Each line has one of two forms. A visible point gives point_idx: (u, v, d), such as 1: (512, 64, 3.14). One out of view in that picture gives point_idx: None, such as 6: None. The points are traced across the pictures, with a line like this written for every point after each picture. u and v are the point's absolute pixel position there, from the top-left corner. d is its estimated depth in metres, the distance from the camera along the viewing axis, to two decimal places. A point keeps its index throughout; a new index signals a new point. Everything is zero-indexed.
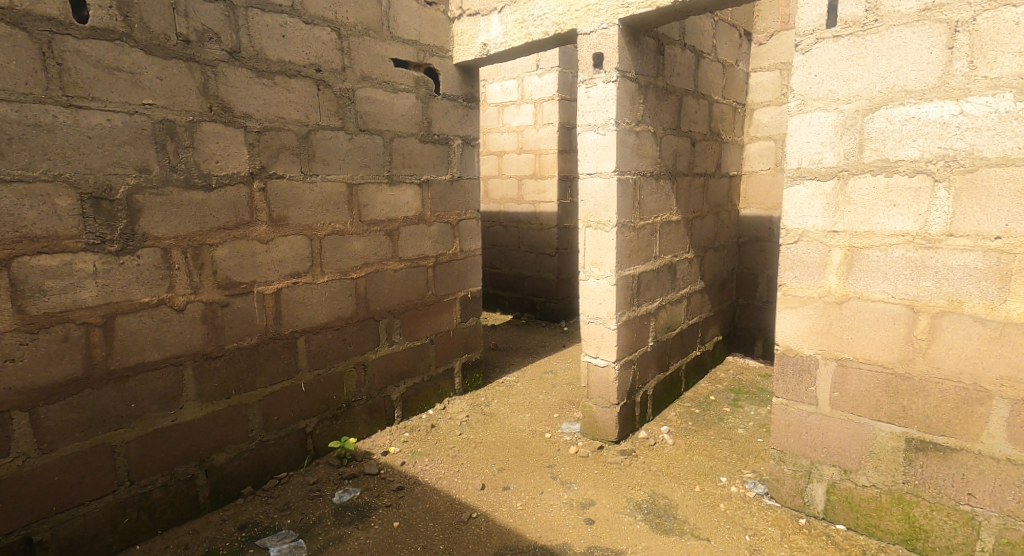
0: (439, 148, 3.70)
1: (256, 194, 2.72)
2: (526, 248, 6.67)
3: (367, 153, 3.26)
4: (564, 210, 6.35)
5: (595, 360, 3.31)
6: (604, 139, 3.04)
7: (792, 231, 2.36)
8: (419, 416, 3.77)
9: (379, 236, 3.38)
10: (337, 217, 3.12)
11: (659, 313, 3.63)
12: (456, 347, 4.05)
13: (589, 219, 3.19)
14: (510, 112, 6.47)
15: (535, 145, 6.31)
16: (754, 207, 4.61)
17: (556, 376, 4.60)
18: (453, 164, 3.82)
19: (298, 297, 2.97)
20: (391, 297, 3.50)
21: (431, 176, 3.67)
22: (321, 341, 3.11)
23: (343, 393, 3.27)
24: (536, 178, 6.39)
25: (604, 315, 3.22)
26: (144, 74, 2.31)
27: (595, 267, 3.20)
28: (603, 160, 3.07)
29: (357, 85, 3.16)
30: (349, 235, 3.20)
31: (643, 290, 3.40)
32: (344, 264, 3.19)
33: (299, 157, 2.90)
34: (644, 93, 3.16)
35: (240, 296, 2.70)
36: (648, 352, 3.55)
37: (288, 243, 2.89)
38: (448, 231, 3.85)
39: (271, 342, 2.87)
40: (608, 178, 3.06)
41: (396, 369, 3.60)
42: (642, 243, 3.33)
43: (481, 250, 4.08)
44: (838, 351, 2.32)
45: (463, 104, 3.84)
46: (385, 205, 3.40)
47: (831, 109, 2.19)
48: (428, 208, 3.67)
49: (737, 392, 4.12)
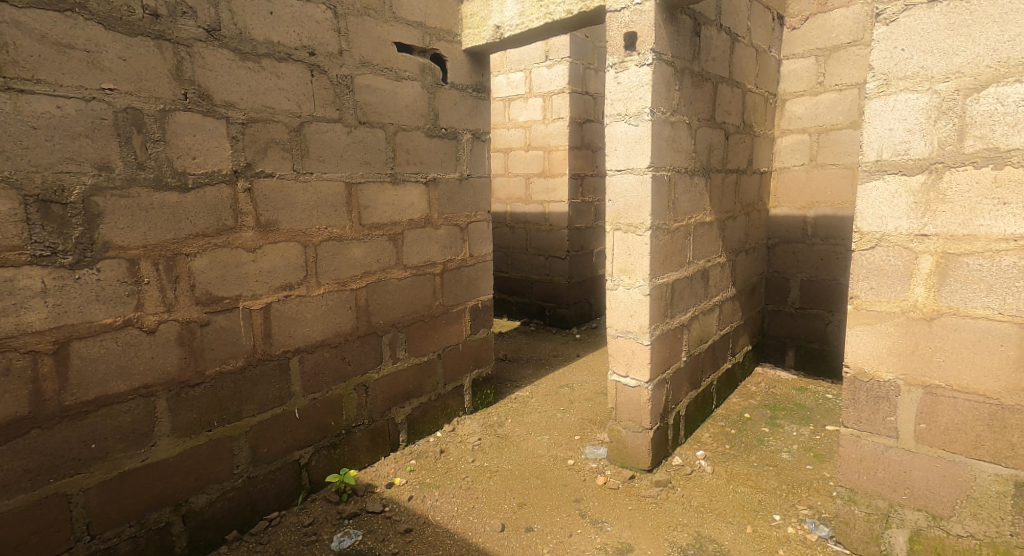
0: (446, 143, 3.40)
1: (241, 196, 2.37)
2: (534, 251, 6.32)
3: (367, 149, 2.93)
4: (576, 210, 6.01)
5: (624, 380, 2.97)
6: (637, 131, 2.70)
7: (867, 234, 2.01)
8: (425, 439, 3.42)
9: (381, 241, 3.06)
10: (334, 221, 2.79)
11: (691, 325, 3.29)
12: (465, 361, 3.73)
13: (618, 221, 2.85)
14: (516, 107, 6.12)
15: (544, 141, 5.96)
16: (785, 206, 4.25)
17: (572, 391, 4.25)
18: (462, 161, 3.50)
19: (291, 312, 2.63)
20: (395, 308, 3.18)
21: (437, 174, 3.36)
22: (317, 360, 2.77)
23: (342, 417, 2.94)
24: (545, 176, 6.04)
25: (636, 329, 2.87)
26: (103, 54, 1.95)
27: (625, 275, 2.86)
28: (635, 154, 2.73)
29: (356, 71, 2.81)
30: (347, 241, 2.87)
31: (676, 299, 3.06)
32: (342, 274, 2.86)
33: (290, 153, 2.55)
34: (679, 78, 2.82)
35: (223, 313, 2.35)
36: (681, 368, 3.21)
37: (278, 251, 2.54)
38: (456, 234, 3.53)
39: (261, 364, 2.52)
40: (641, 175, 2.72)
41: (401, 388, 3.27)
42: (675, 248, 2.99)
43: (491, 255, 3.77)
44: (925, 377, 1.97)
45: (473, 94, 3.54)
46: (388, 206, 3.08)
47: (921, 89, 1.85)
48: (434, 209, 3.37)
49: (774, 408, 3.77)
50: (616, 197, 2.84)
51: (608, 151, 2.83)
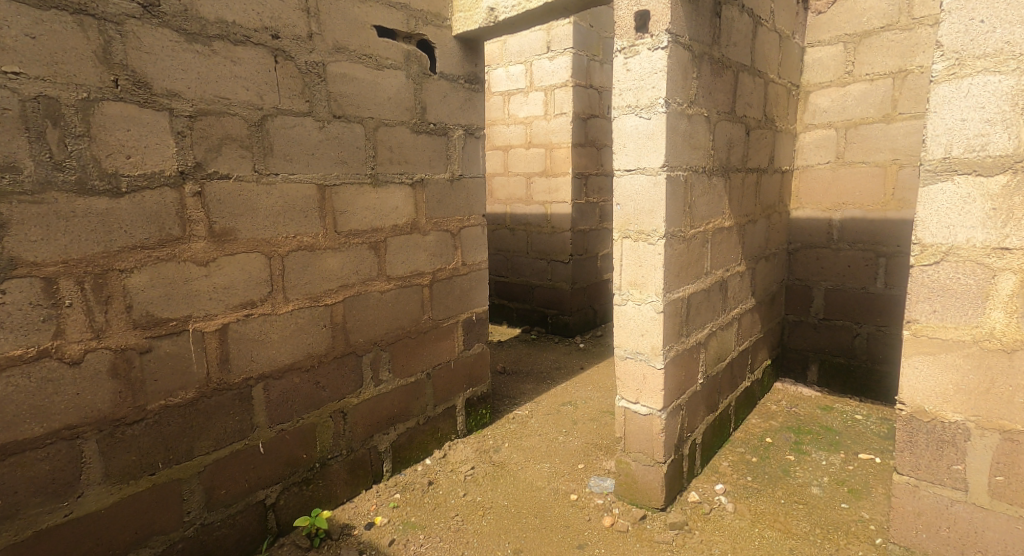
0: (435, 140, 3.08)
1: (189, 200, 2.03)
2: (535, 255, 5.99)
3: (344, 147, 2.60)
4: (579, 212, 5.66)
5: (634, 407, 2.63)
6: (649, 125, 2.36)
7: (930, 246, 1.74)
8: (413, 468, 3.10)
9: (361, 249, 2.73)
10: (305, 228, 2.46)
11: (708, 342, 2.96)
12: (457, 380, 3.41)
13: (627, 228, 2.51)
14: (516, 102, 5.78)
15: (545, 138, 5.63)
16: (808, 207, 3.91)
17: (575, 410, 3.92)
18: (455, 161, 3.21)
19: (254, 333, 2.30)
20: (377, 325, 2.86)
21: (425, 175, 3.04)
22: (286, 387, 2.44)
23: (316, 449, 2.61)
24: (547, 175, 5.70)
25: (647, 351, 2.53)
26: (4, 30, 1.64)
27: (635, 288, 2.53)
28: (647, 152, 2.39)
29: (329, 58, 2.48)
30: (320, 250, 2.54)
31: (692, 315, 2.72)
32: (315, 288, 2.53)
33: (250, 151, 2.21)
34: (697, 65, 2.48)
35: (169, 338, 2.02)
36: (697, 392, 2.87)
37: (237, 264, 2.21)
38: (447, 240, 3.22)
39: (218, 395, 2.19)
40: (654, 176, 2.38)
41: (384, 412, 2.95)
42: (691, 257, 2.66)
43: (486, 263, 3.47)
44: (1002, 420, 1.70)
45: (465, 85, 3.22)
46: (368, 211, 2.75)
47: (1003, 71, 1.59)
48: (422, 214, 3.05)
49: (798, 431, 3.43)
50: (626, 201, 2.50)
51: (615, 148, 2.49)
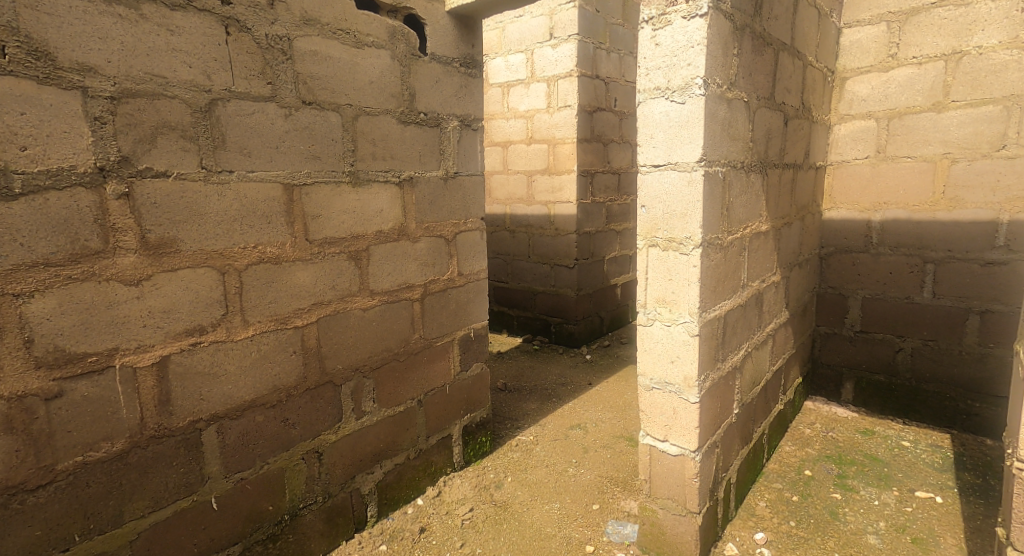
0: (426, 132, 2.68)
1: (113, 205, 1.64)
2: (537, 259, 5.59)
3: (316, 139, 2.19)
4: (584, 212, 5.29)
5: (662, 445, 2.23)
6: (682, 111, 1.96)
7: None
8: (402, 511, 2.69)
9: (339, 260, 2.32)
10: (269, 236, 2.05)
11: (744, 365, 2.55)
12: (453, 406, 3.01)
13: (655, 235, 2.12)
14: (516, 94, 5.38)
15: (548, 133, 5.24)
16: (843, 207, 3.50)
17: (585, 435, 3.51)
18: (449, 156, 2.82)
19: (205, 365, 1.89)
20: (359, 348, 2.45)
21: (415, 172, 2.64)
22: (246, 427, 2.03)
23: (286, 499, 2.20)
24: (550, 173, 5.31)
25: (680, 381, 2.13)
26: None
27: (664, 307, 2.13)
28: (679, 144, 1.99)
29: (296, 31, 2.07)
30: (288, 263, 2.13)
31: (728, 336, 2.32)
32: (282, 307, 2.12)
33: (195, 143, 1.80)
34: (739, 39, 2.07)
35: (87, 377, 1.63)
36: (733, 424, 2.47)
37: (180, 282, 1.80)
38: (441, 247, 2.82)
39: (156, 444, 1.78)
40: (687, 173, 1.98)
41: (368, 448, 2.53)
42: (728, 268, 2.26)
43: (484, 271, 3.07)
44: None
45: (460, 70, 2.81)
46: (347, 215, 2.34)
47: None
48: (412, 218, 2.64)
49: (840, 461, 3.03)
50: (653, 203, 2.10)
51: (640, 139, 2.09)
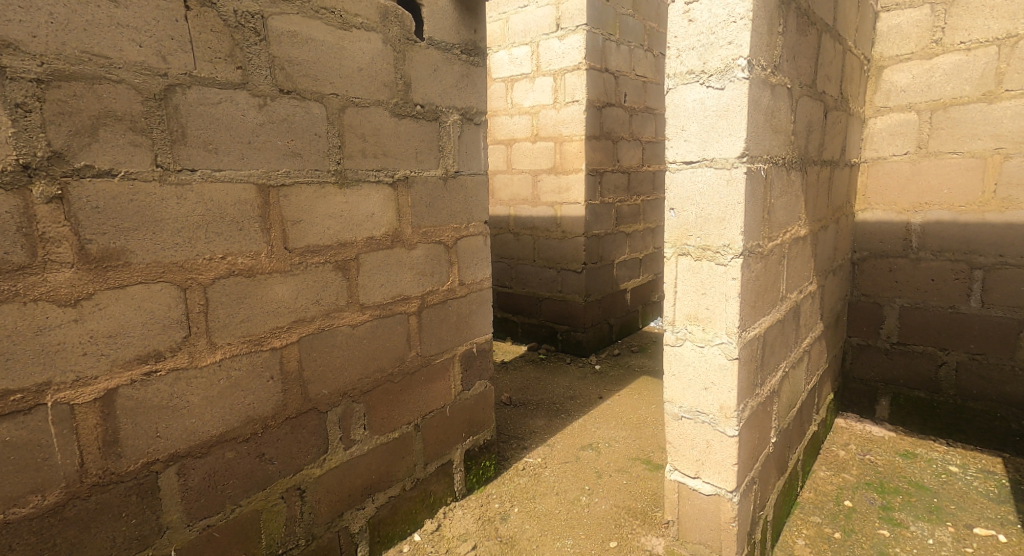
0: (424, 126, 2.40)
1: (42, 212, 1.39)
2: (543, 263, 5.31)
3: (296, 133, 1.91)
4: (593, 214, 5.01)
5: (693, 483, 1.96)
6: (720, 98, 1.70)
7: None
8: (398, 549, 2.42)
9: (323, 271, 2.05)
10: (241, 245, 1.77)
11: (781, 387, 2.27)
12: (455, 428, 2.73)
13: (686, 243, 1.86)
14: (521, 89, 5.11)
15: (555, 130, 4.96)
16: (878, 208, 3.22)
17: (598, 457, 3.24)
18: (450, 153, 2.54)
19: (161, 398, 1.61)
20: (348, 369, 2.18)
21: (411, 171, 2.37)
22: (213, 467, 1.75)
23: (262, 545, 1.92)
24: (556, 173, 5.04)
25: (714, 411, 1.86)
26: None
27: (695, 324, 1.87)
28: (716, 137, 1.73)
29: (272, 8, 1.79)
30: (264, 275, 1.85)
31: (767, 356, 2.04)
32: (256, 326, 1.84)
33: (147, 137, 1.54)
34: (784, 15, 1.80)
35: (11, 418, 1.38)
36: (770, 454, 2.19)
37: (129, 301, 1.53)
38: (440, 254, 2.55)
39: (100, 493, 1.53)
40: (726, 171, 1.72)
41: (359, 481, 2.26)
42: (768, 279, 1.98)
43: (488, 280, 2.81)
44: None
45: (462, 57, 2.54)
46: (332, 220, 2.07)
47: None
48: (407, 222, 2.37)
49: (881, 488, 2.74)
50: (684, 205, 1.85)
51: (669, 132, 1.84)
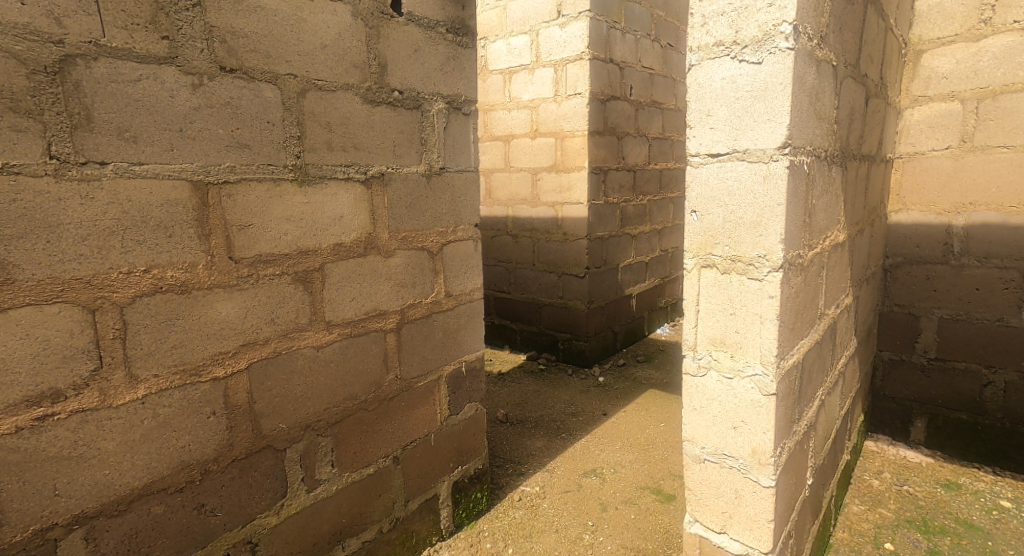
0: (404, 116, 2.10)
1: None
2: (543, 267, 4.99)
3: (242, 121, 1.59)
4: (597, 215, 4.71)
5: (717, 539, 1.65)
6: (756, 75, 1.38)
7: None
8: None
9: (280, 285, 1.74)
10: (172, 255, 1.46)
11: (818, 419, 1.96)
12: (441, 458, 2.42)
13: (711, 252, 1.54)
14: (520, 81, 4.80)
15: (555, 125, 4.65)
16: (915, 209, 2.94)
17: (603, 485, 2.93)
18: (434, 147, 2.23)
19: (61, 446, 1.31)
20: (313, 398, 1.86)
21: (389, 168, 2.06)
22: (135, 525, 1.45)
23: None
24: (557, 171, 4.72)
25: (744, 455, 1.54)
26: None
27: (721, 350, 1.56)
28: (750, 122, 1.41)
29: None
30: (203, 292, 1.53)
31: (805, 385, 1.73)
32: (194, 354, 1.52)
33: (35, 119, 1.24)
34: None
35: None
36: (806, 498, 1.87)
37: (13, 330, 1.23)
38: (423, 262, 2.24)
39: None
40: (763, 165, 1.40)
41: (326, 528, 1.95)
42: (808, 295, 1.66)
43: (478, 290, 2.50)
44: None
45: (450, 38, 2.23)
46: (292, 224, 1.75)
47: None
48: (384, 226, 2.06)
49: (924, 527, 2.43)
50: (709, 207, 1.53)
51: (691, 118, 1.53)
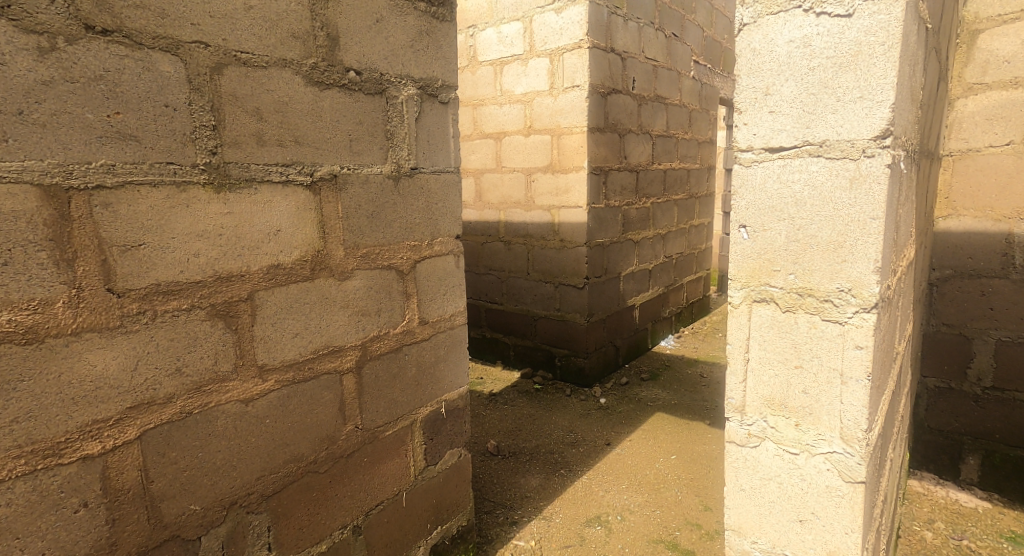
0: (363, 105, 1.70)
1: None
2: (539, 277, 4.58)
3: (126, 103, 1.17)
4: (597, 219, 4.31)
5: None
6: (843, 36, 1.06)
7: None
8: None
9: (189, 323, 1.31)
10: (10, 293, 1.06)
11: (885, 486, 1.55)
12: (415, 520, 2.01)
13: (768, 274, 1.21)
14: (512, 73, 4.39)
15: (551, 121, 4.24)
16: (967, 214, 2.53)
17: (610, 538, 2.54)
18: (403, 142, 1.83)
19: None
20: (241, 467, 1.44)
21: (343, 168, 1.65)
22: None
23: None
24: (553, 171, 4.31)
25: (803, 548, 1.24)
26: None
27: (777, 412, 1.22)
28: (831, 101, 1.09)
29: None
30: (64, 340, 1.12)
31: (880, 453, 1.33)
32: (49, 428, 1.12)
33: None
34: None
35: None
36: None
37: None
38: (388, 283, 1.83)
39: None
40: (851, 161, 1.08)
41: None
42: (890, 336, 1.26)
43: (455, 313, 2.11)
44: None
45: (422, 10, 1.83)
46: (207, 242, 1.33)
47: None
48: (338, 243, 1.65)
49: None
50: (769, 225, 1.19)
51: (747, 94, 1.20)
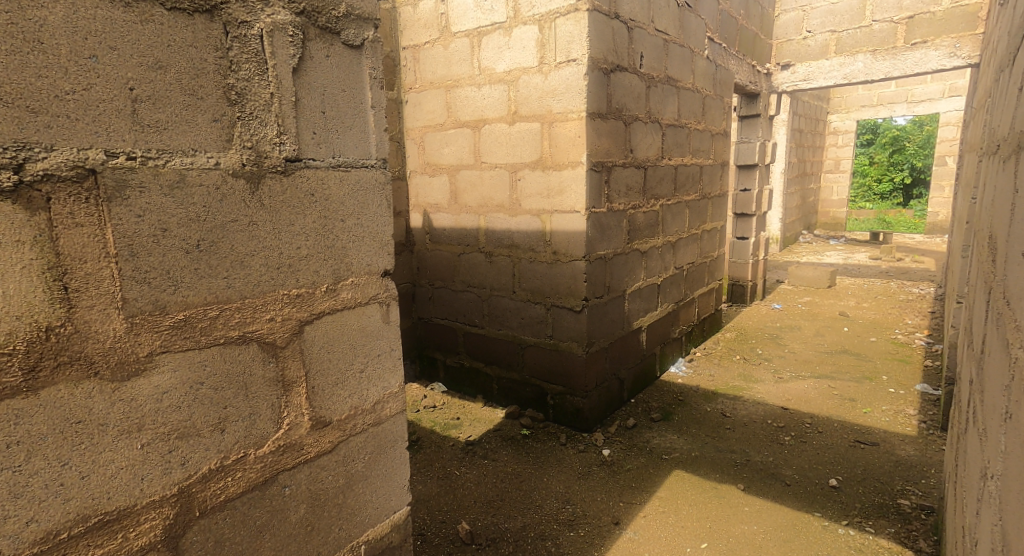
0: (165, 32, 0.91)
1: None
2: (526, 297, 3.76)
3: None
4: (598, 227, 3.49)
5: None
6: None
7: None
8: None
9: None
10: None
11: None
12: None
13: None
14: (491, 46, 3.55)
15: (540, 105, 3.41)
16: None
17: None
18: (267, 109, 1.03)
19: None
20: None
21: (120, 156, 0.88)
22: None
23: None
24: (543, 168, 3.48)
25: None
26: None
27: None
28: None
29: None
30: None
31: None
32: None
33: None
34: None
35: None
36: None
37: None
38: (240, 362, 1.04)
39: None
40: None
41: None
42: None
43: (376, 399, 1.29)
44: None
45: None
46: None
47: None
48: (115, 311, 0.89)
49: None
50: None
51: None
